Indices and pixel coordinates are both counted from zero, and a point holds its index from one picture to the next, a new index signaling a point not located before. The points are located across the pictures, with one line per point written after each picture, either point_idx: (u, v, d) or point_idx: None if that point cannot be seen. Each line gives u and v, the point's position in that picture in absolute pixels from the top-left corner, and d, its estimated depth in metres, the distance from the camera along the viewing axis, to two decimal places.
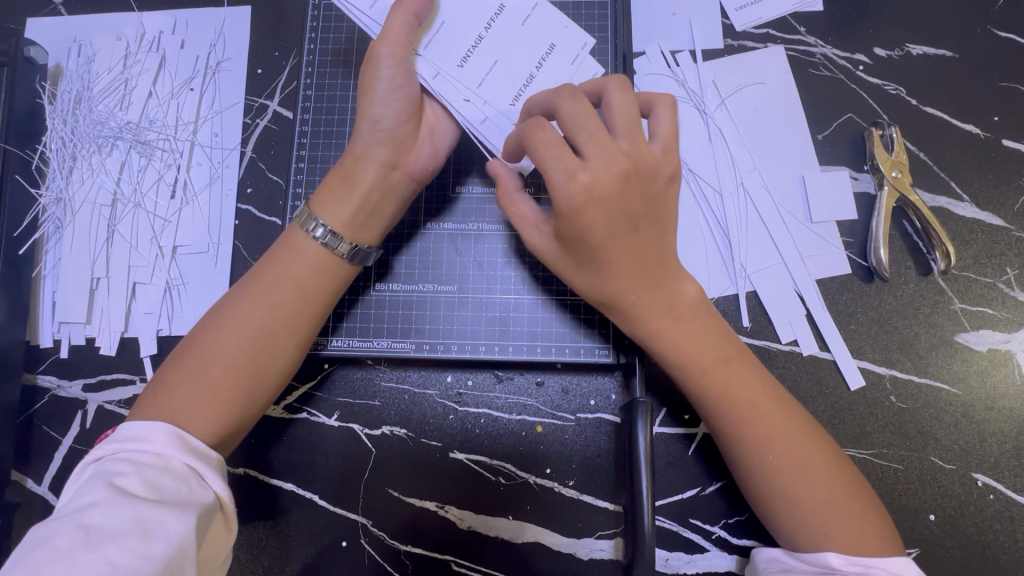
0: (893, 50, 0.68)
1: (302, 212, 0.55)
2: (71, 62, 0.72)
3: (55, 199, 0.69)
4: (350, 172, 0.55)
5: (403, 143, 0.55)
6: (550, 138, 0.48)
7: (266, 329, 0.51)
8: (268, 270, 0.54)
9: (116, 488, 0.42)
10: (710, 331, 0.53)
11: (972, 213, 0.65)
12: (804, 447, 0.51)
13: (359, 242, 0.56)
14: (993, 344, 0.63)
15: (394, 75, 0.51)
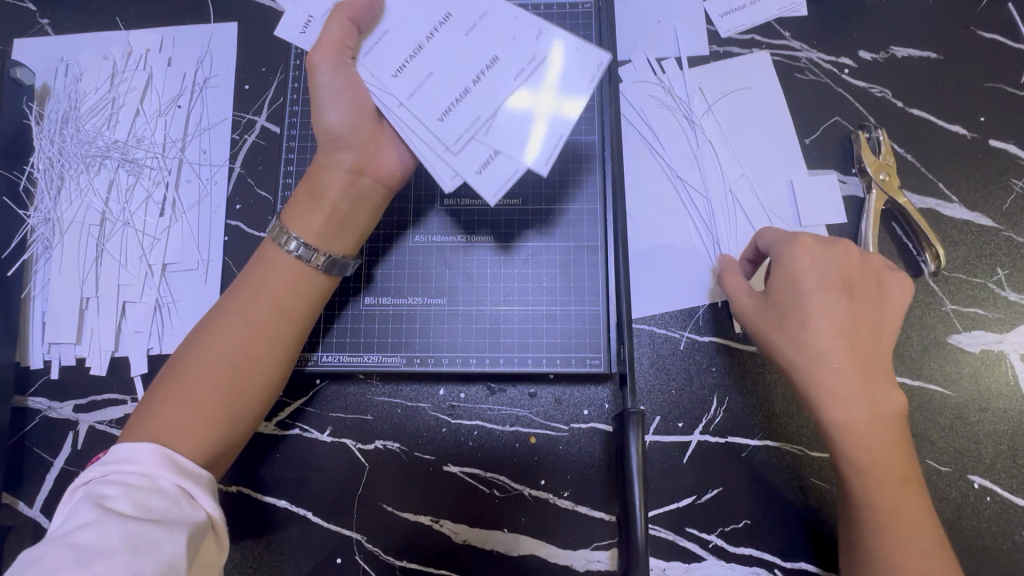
0: (878, 53, 0.69)
1: (273, 226, 0.55)
2: (58, 82, 0.72)
3: (43, 219, 0.69)
4: (316, 184, 0.55)
5: (362, 146, 0.54)
6: (781, 237, 0.57)
7: (245, 347, 0.51)
8: (242, 286, 0.54)
9: (106, 509, 0.42)
10: (886, 447, 0.50)
11: (961, 214, 0.65)
12: (920, 524, 0.49)
13: (334, 252, 0.55)
14: (985, 345, 0.63)
15: (335, 79, 0.50)
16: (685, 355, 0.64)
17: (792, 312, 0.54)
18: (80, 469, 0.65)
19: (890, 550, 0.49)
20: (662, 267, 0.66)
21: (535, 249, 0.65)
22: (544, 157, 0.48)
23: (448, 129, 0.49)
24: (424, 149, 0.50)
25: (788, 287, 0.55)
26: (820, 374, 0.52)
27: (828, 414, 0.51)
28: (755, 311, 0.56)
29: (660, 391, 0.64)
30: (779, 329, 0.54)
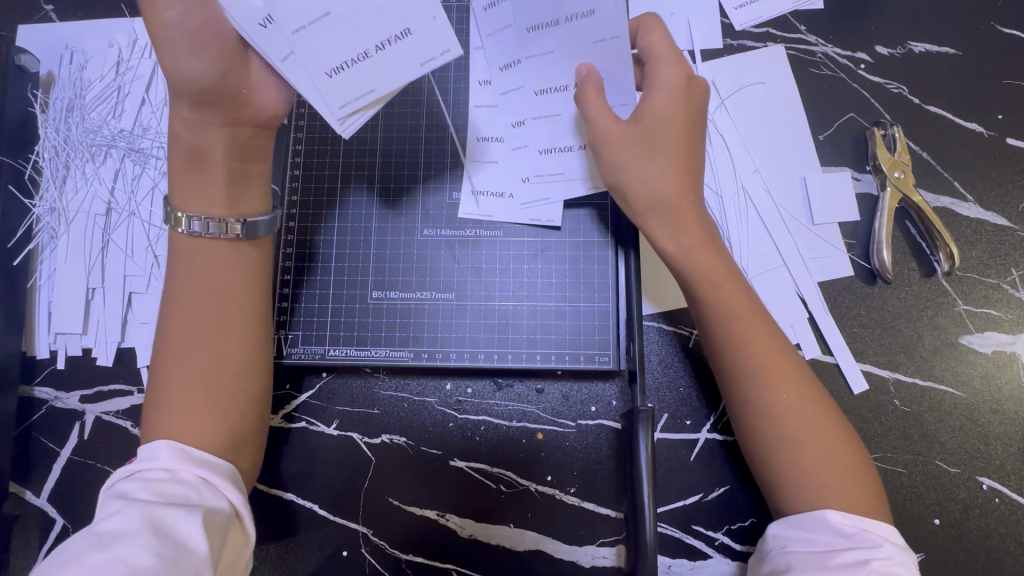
0: (895, 48, 0.67)
1: (168, 211, 0.52)
2: (63, 70, 0.71)
3: (48, 209, 0.69)
4: (197, 147, 0.50)
5: (234, 96, 0.49)
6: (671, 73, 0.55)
7: (204, 340, 0.51)
8: (175, 284, 0.52)
9: (130, 498, 0.43)
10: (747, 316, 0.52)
11: (975, 213, 0.65)
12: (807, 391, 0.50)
13: (244, 214, 0.52)
14: (997, 346, 0.62)
15: (183, 16, 0.44)
16: (693, 352, 0.64)
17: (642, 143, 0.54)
18: (87, 459, 0.65)
19: (780, 423, 0.49)
20: None
21: (543, 243, 0.64)
22: (343, 103, 0.47)
23: (279, 41, 0.45)
24: (250, 23, 0.44)
25: (640, 137, 0.54)
26: (636, 177, 0.54)
27: (655, 223, 0.55)
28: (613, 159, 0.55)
29: (668, 388, 0.63)
30: (624, 148, 0.54)
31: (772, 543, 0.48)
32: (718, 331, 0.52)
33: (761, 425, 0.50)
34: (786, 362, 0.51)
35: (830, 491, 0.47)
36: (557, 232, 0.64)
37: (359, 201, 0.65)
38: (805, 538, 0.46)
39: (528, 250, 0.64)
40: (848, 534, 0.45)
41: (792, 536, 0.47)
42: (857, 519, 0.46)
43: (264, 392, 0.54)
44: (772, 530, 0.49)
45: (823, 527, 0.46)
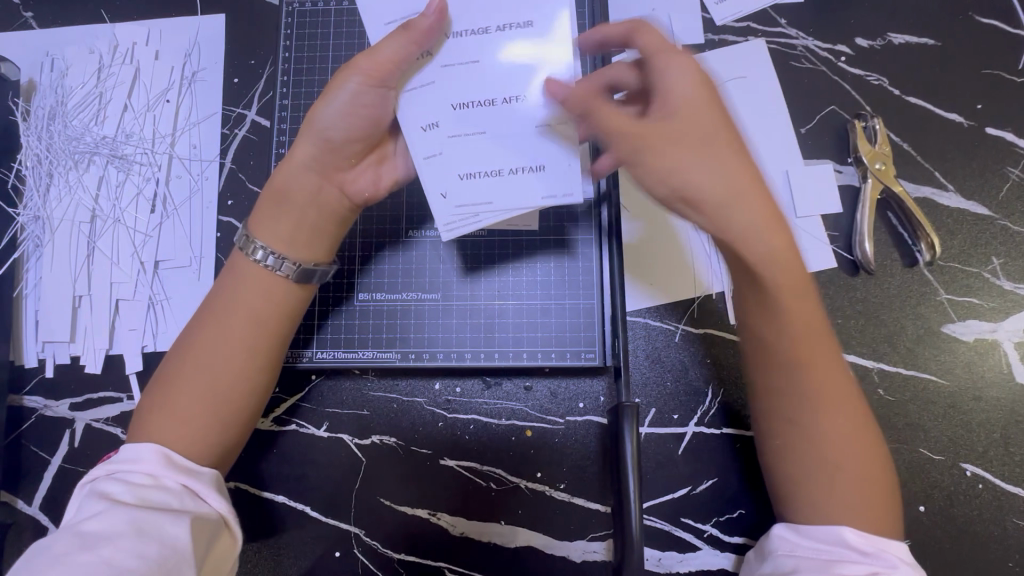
0: (875, 40, 0.68)
1: (241, 236, 0.54)
2: (44, 77, 0.71)
3: (33, 217, 0.69)
4: (284, 192, 0.53)
5: (346, 163, 0.54)
6: (680, 70, 0.50)
7: (227, 358, 0.51)
8: (217, 301, 0.53)
9: (113, 499, 0.44)
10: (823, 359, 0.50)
11: (956, 202, 0.65)
12: (850, 420, 0.49)
13: (307, 260, 0.54)
14: (980, 334, 0.63)
15: (360, 93, 0.50)
16: (680, 347, 0.64)
17: (681, 135, 0.49)
18: (77, 467, 0.65)
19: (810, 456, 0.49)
20: (656, 261, 0.66)
21: (529, 243, 0.64)
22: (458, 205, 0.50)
23: (431, 142, 0.50)
24: (412, 127, 0.50)
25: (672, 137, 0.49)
26: (696, 175, 0.48)
27: (734, 219, 0.48)
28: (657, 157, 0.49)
29: (655, 383, 0.64)
30: (672, 144, 0.49)
31: (778, 545, 0.49)
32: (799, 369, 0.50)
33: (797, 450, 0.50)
34: (829, 352, 0.50)
35: (855, 505, 0.47)
36: (542, 230, 0.64)
37: None
38: (815, 547, 0.47)
39: (514, 249, 0.64)
40: (863, 551, 0.45)
41: (800, 542, 0.48)
42: (876, 540, 0.46)
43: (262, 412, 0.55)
44: (780, 532, 0.50)
45: (837, 541, 0.46)
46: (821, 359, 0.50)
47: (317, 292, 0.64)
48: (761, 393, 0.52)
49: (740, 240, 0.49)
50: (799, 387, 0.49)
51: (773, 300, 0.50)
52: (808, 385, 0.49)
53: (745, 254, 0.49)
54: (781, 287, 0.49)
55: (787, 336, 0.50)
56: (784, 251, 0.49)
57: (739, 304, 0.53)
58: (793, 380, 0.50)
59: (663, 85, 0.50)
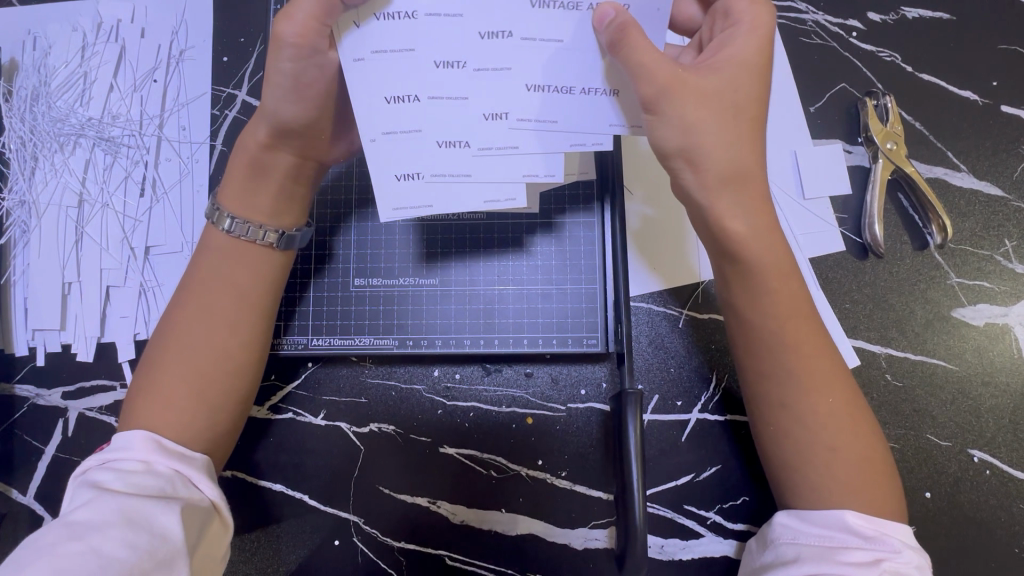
0: (888, 15, 0.65)
1: (211, 208, 0.53)
2: (26, 57, 0.68)
3: (18, 202, 0.67)
4: (258, 165, 0.52)
5: (315, 138, 0.52)
6: (757, 19, 0.48)
7: (210, 337, 0.51)
8: (196, 279, 0.52)
9: (103, 487, 0.43)
10: (814, 345, 0.49)
11: (969, 183, 0.63)
12: (845, 398, 0.49)
13: (286, 227, 0.54)
14: (990, 318, 0.62)
15: (296, 69, 0.46)
16: (684, 332, 0.63)
17: (712, 98, 0.46)
18: (71, 456, 0.64)
19: (812, 439, 0.48)
20: (659, 245, 0.65)
21: (531, 226, 0.63)
22: (399, 208, 0.48)
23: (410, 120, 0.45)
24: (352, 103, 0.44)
25: (707, 97, 0.46)
26: (709, 140, 0.46)
27: (725, 201, 0.48)
28: (677, 110, 0.46)
29: (658, 369, 0.62)
30: (696, 105, 0.46)
31: (779, 532, 0.48)
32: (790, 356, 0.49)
33: (796, 433, 0.48)
34: (812, 329, 0.49)
35: (854, 484, 0.47)
36: (543, 213, 0.62)
37: (337, 187, 0.63)
38: (817, 532, 0.46)
39: (513, 233, 0.63)
40: (865, 536, 0.44)
41: (803, 529, 0.46)
42: (878, 522, 0.45)
43: (254, 396, 0.54)
44: (782, 519, 0.48)
45: (838, 525, 0.45)
46: (812, 344, 0.49)
47: (313, 277, 0.62)
48: (748, 376, 0.51)
49: (721, 219, 0.48)
50: (786, 369, 0.48)
51: (762, 283, 0.49)
52: (795, 364, 0.48)
53: (730, 236, 0.48)
54: (765, 268, 0.49)
55: (775, 316, 0.49)
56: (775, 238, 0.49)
57: (720, 286, 0.52)
58: (779, 361, 0.49)
59: (721, 44, 0.48)
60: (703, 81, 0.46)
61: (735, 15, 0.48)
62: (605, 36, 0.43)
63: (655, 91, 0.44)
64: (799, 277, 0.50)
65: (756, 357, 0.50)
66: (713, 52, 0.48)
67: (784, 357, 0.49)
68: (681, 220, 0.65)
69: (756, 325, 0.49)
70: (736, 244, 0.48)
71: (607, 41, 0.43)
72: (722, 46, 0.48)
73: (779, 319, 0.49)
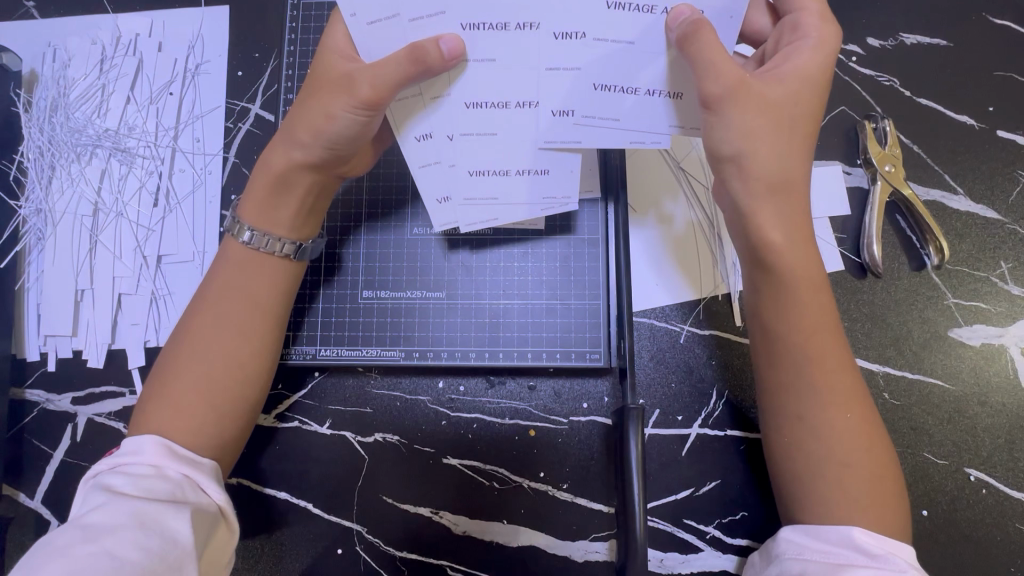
0: (886, 40, 0.67)
1: (231, 221, 0.55)
2: (45, 68, 0.70)
3: (35, 209, 0.68)
4: (281, 180, 0.53)
5: (343, 162, 0.54)
6: (826, 36, 0.49)
7: (222, 344, 0.52)
8: (211, 287, 0.54)
9: (115, 491, 0.44)
10: (837, 362, 0.50)
11: (965, 206, 0.65)
12: (862, 415, 0.50)
13: (302, 239, 0.56)
14: (986, 339, 0.63)
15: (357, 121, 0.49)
16: (684, 348, 0.64)
17: (776, 106, 0.48)
18: (79, 461, 0.65)
19: (832, 455, 0.48)
20: (661, 261, 0.66)
21: (536, 241, 0.64)
22: (444, 224, 0.54)
23: (431, 152, 0.49)
24: (408, 136, 0.49)
25: (769, 104, 0.48)
26: (762, 151, 0.48)
27: (768, 208, 0.49)
28: (737, 114, 0.47)
29: (659, 384, 0.63)
30: (757, 112, 0.47)
31: (786, 547, 0.49)
32: (813, 371, 0.50)
33: (815, 446, 0.49)
34: (835, 345, 0.50)
35: (865, 500, 0.47)
36: (548, 229, 0.64)
37: (347, 199, 0.65)
38: (823, 549, 0.46)
39: (520, 248, 0.64)
40: (871, 553, 0.45)
41: (808, 545, 0.47)
42: (883, 541, 0.46)
43: (262, 404, 0.55)
44: (789, 535, 0.49)
45: (845, 542, 0.46)
46: (837, 358, 0.50)
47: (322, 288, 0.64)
48: (772, 388, 0.52)
49: (764, 227, 0.49)
50: (805, 380, 0.50)
51: (788, 298, 0.50)
52: (816, 379, 0.49)
53: (767, 243, 0.49)
54: (794, 281, 0.50)
55: (798, 330, 0.50)
56: (805, 255, 0.50)
57: (748, 295, 0.53)
58: (801, 375, 0.50)
59: (785, 58, 0.49)
60: (768, 89, 0.48)
61: (802, 30, 0.50)
62: (675, 34, 0.44)
63: (721, 92, 0.46)
64: (828, 291, 0.51)
65: (779, 370, 0.51)
66: (776, 65, 0.49)
67: (807, 372, 0.50)
68: (698, 230, 0.66)
69: (781, 340, 0.50)
70: (774, 251, 0.49)
71: (676, 39, 0.44)
72: (785, 60, 0.49)
73: (807, 336, 0.50)
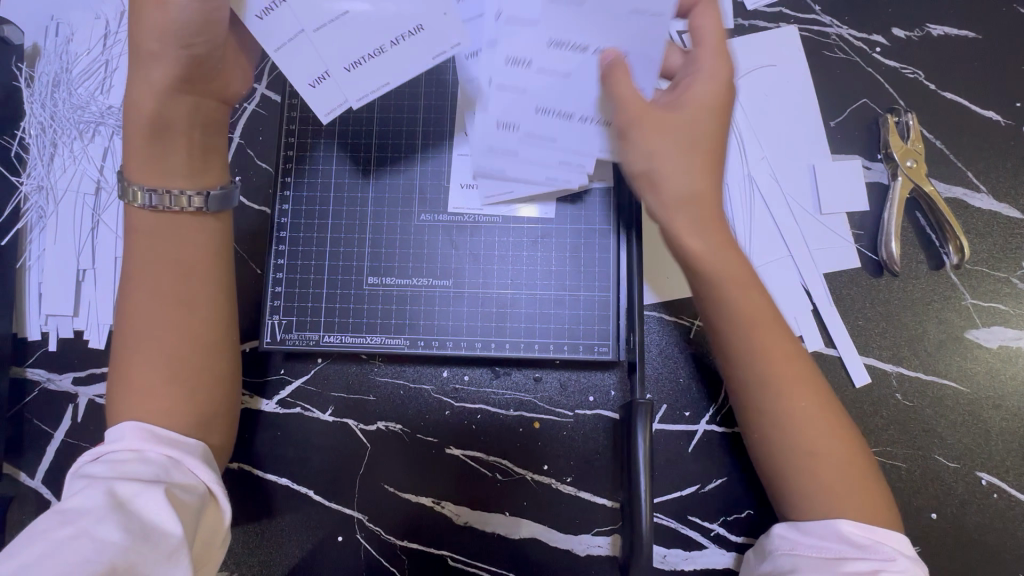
0: (912, 31, 0.65)
1: (122, 188, 0.51)
2: (48, 43, 0.69)
3: (36, 186, 0.67)
4: (157, 119, 0.49)
5: (209, 73, 0.49)
6: (711, 68, 0.49)
7: (162, 315, 0.50)
8: (132, 265, 0.51)
9: (95, 477, 0.43)
10: (778, 355, 0.49)
11: (988, 205, 0.63)
12: (819, 401, 0.49)
13: (210, 187, 0.52)
14: (1004, 341, 0.61)
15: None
16: (693, 342, 0.63)
17: (672, 131, 0.48)
18: (80, 442, 0.64)
19: (800, 447, 0.48)
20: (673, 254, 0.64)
21: (547, 232, 0.62)
22: (329, 110, 0.49)
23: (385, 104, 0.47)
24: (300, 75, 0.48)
25: (668, 128, 0.48)
26: (667, 168, 0.48)
27: (683, 218, 0.49)
28: (649, 137, 0.48)
29: (667, 379, 0.62)
30: (670, 138, 0.48)
31: (779, 543, 0.48)
32: (753, 367, 0.49)
33: (776, 441, 0.48)
34: (773, 335, 0.49)
35: (847, 491, 0.47)
36: (558, 218, 0.62)
37: (355, 184, 0.63)
38: (816, 544, 0.46)
39: (529, 237, 0.63)
40: (862, 545, 0.45)
41: (802, 540, 0.46)
42: (870, 530, 0.45)
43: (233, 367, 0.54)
44: (781, 530, 0.48)
45: (836, 535, 0.45)
46: (778, 351, 0.49)
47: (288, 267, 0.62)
48: None
49: (682, 236, 0.49)
50: (751, 376, 0.49)
51: (721, 297, 0.49)
52: (756, 375, 0.49)
53: (691, 251, 0.49)
54: (722, 279, 0.49)
55: (730, 325, 0.49)
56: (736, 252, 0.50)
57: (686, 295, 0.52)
58: (743, 373, 0.49)
59: (682, 88, 0.49)
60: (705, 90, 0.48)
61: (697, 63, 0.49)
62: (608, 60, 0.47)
63: (628, 117, 0.47)
64: (755, 279, 0.50)
65: (728, 367, 0.50)
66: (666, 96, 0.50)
67: (752, 368, 0.49)
68: None
69: (722, 338, 0.50)
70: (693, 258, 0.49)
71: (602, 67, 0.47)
72: (681, 91, 0.49)
73: (740, 336, 0.49)
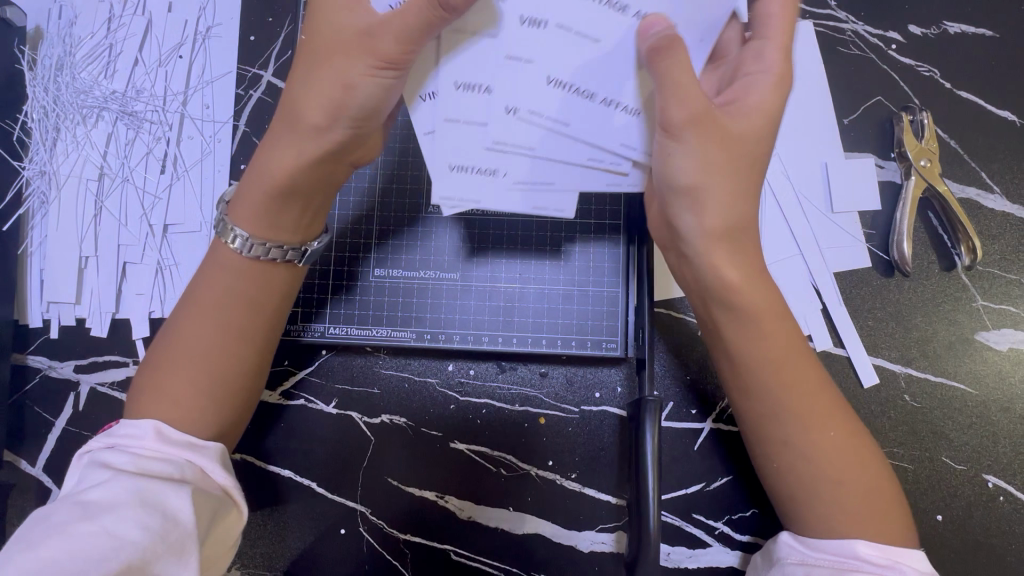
0: (929, 28, 0.64)
1: (221, 223, 0.50)
2: (51, 25, 0.67)
3: (38, 171, 0.66)
4: (287, 183, 0.48)
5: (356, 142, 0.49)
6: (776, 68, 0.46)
7: (218, 339, 0.49)
8: (200, 284, 0.51)
9: (116, 469, 0.42)
10: (823, 394, 0.48)
11: (1001, 206, 0.62)
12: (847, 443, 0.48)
13: (310, 241, 0.52)
14: (1014, 344, 0.61)
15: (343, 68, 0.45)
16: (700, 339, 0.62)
17: (729, 143, 0.45)
18: (80, 430, 0.64)
19: (828, 475, 0.47)
20: None
21: (555, 226, 0.62)
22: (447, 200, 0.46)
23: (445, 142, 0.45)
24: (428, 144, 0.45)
25: (733, 139, 0.45)
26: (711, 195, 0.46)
27: (719, 251, 0.47)
28: (697, 143, 0.44)
29: (674, 376, 0.62)
30: (712, 142, 0.45)
31: (788, 553, 0.48)
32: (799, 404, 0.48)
33: (804, 469, 0.48)
34: (811, 376, 0.49)
35: (865, 515, 0.46)
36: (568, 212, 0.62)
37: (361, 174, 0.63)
38: (828, 558, 0.46)
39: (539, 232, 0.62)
40: (879, 564, 0.44)
41: (813, 553, 0.47)
42: (891, 552, 0.45)
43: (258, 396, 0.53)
44: (789, 540, 0.48)
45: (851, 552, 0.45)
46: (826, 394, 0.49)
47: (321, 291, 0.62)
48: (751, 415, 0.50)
49: (715, 268, 0.47)
50: (785, 409, 0.48)
51: (751, 338, 0.48)
52: (792, 407, 0.48)
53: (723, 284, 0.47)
54: (756, 313, 0.48)
55: (765, 361, 0.48)
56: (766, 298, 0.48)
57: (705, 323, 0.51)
58: (778, 404, 0.48)
59: (743, 93, 0.46)
60: (732, 125, 0.45)
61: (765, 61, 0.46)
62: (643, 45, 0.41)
63: (685, 117, 0.43)
64: (791, 322, 0.50)
65: (759, 401, 0.49)
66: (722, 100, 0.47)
67: (790, 403, 0.48)
68: None
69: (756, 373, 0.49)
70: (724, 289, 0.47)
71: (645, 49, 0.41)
72: (739, 96, 0.46)
73: (774, 380, 0.48)
